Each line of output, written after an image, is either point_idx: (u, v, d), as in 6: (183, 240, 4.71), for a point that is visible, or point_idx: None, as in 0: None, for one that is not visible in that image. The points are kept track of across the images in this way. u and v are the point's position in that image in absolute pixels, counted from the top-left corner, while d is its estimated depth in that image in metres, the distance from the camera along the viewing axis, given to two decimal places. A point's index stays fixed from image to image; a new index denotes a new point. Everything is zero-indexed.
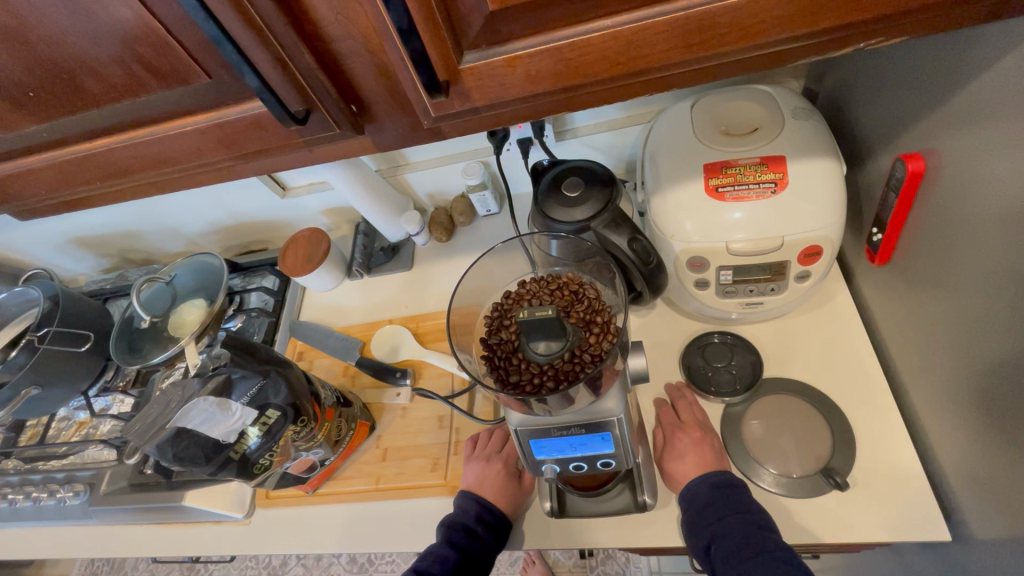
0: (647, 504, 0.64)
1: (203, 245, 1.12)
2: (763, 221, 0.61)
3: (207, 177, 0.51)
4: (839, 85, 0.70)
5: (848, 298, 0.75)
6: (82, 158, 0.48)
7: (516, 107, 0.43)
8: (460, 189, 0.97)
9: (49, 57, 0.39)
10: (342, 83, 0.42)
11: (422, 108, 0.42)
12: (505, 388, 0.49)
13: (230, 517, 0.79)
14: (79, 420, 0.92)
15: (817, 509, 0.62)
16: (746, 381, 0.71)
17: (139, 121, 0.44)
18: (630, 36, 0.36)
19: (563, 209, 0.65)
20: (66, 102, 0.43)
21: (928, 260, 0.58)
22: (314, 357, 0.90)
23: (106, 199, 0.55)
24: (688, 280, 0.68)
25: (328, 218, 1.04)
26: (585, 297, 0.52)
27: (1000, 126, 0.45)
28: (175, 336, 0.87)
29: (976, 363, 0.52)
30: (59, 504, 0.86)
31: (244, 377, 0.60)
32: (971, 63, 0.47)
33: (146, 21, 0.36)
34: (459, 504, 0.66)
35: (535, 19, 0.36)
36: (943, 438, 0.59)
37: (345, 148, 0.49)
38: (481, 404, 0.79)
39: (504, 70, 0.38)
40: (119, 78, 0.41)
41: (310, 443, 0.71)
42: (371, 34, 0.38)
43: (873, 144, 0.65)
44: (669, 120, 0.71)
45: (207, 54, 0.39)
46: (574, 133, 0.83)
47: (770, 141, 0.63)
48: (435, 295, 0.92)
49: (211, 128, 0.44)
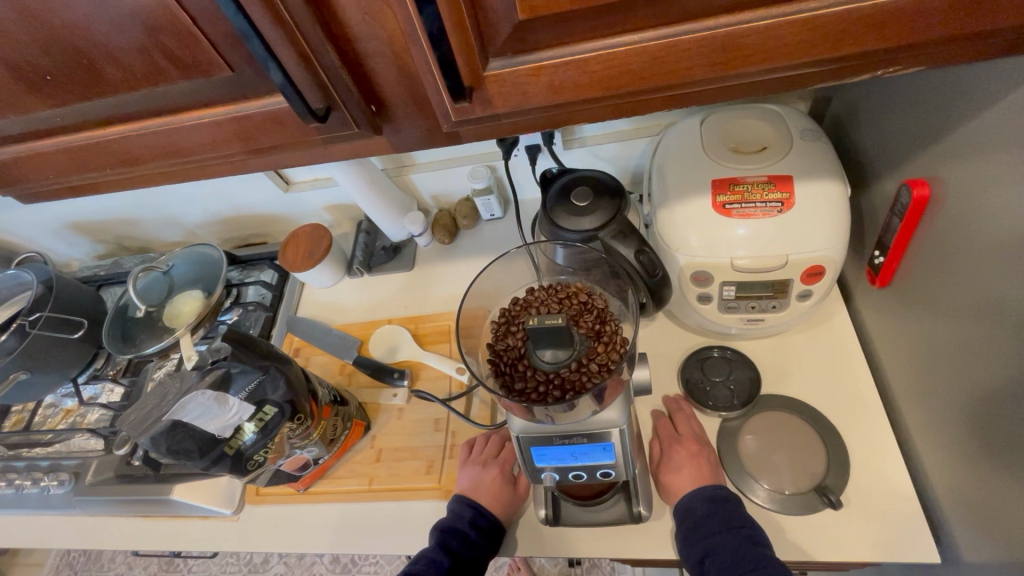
0: (642, 515, 0.64)
1: (201, 236, 1.11)
2: (767, 239, 0.61)
3: (219, 170, 0.51)
4: (846, 108, 0.71)
5: (846, 318, 0.76)
6: (95, 145, 0.47)
7: (536, 115, 0.43)
8: (465, 192, 0.98)
9: (71, 43, 0.39)
10: (364, 83, 0.42)
11: (443, 112, 0.42)
12: (509, 394, 0.49)
13: (219, 512, 0.78)
14: (66, 408, 0.91)
15: (810, 528, 0.62)
16: (744, 396, 0.71)
17: (156, 111, 0.44)
18: (655, 52, 0.37)
19: (572, 217, 0.66)
20: (83, 88, 0.43)
21: (928, 284, 0.59)
22: (311, 353, 0.90)
23: (114, 186, 0.54)
24: (690, 294, 0.68)
25: (330, 215, 1.03)
26: (594, 307, 0.53)
27: (1004, 160, 0.46)
28: (171, 327, 0.86)
29: (973, 389, 0.53)
30: (42, 492, 0.84)
31: (244, 372, 0.59)
32: (979, 96, 0.48)
33: (172, 11, 0.36)
34: (454, 509, 0.66)
35: (562, 31, 0.36)
36: (936, 461, 0.60)
37: (361, 148, 0.49)
38: (478, 408, 0.79)
39: (528, 78, 0.38)
40: (140, 68, 0.40)
41: (305, 441, 0.70)
42: (398, 36, 0.38)
43: (878, 168, 0.66)
44: (680, 134, 0.72)
45: (230, 45, 0.38)
46: (582, 142, 0.84)
47: (778, 161, 0.64)
48: (436, 296, 0.92)
49: (229, 120, 0.44)
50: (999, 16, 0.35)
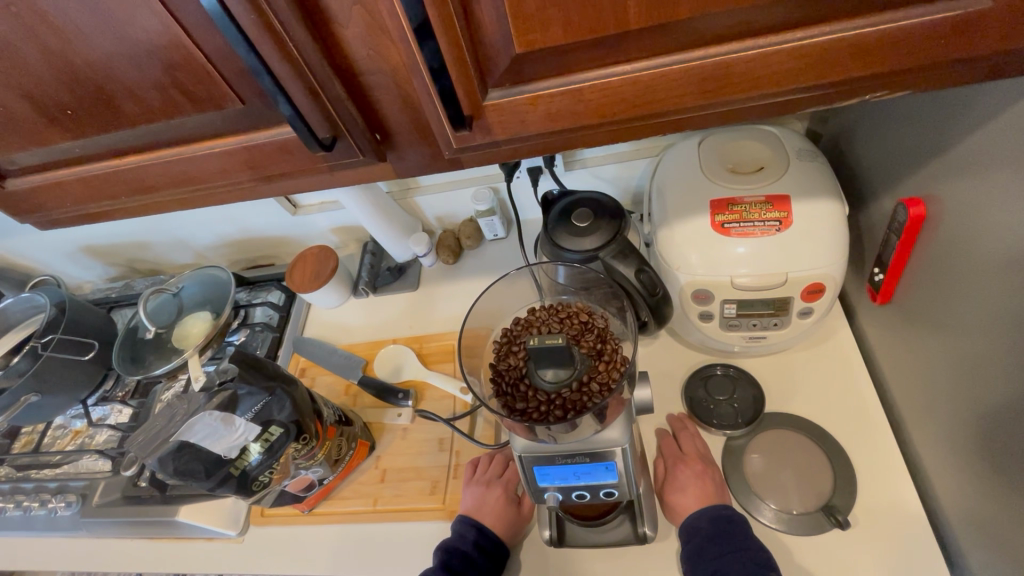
0: (647, 536, 0.64)
1: (210, 258, 1.13)
2: (766, 258, 0.62)
3: (228, 197, 0.53)
4: (843, 129, 0.72)
5: (849, 335, 0.76)
6: (111, 173, 0.49)
7: (535, 142, 0.44)
8: (469, 213, 0.99)
9: (91, 79, 0.41)
10: (368, 113, 0.44)
11: (445, 140, 0.44)
12: (511, 414, 0.49)
13: (224, 534, 0.78)
14: (75, 429, 0.92)
15: (820, 549, 0.61)
16: (748, 415, 0.71)
17: (170, 142, 0.46)
18: (648, 81, 0.38)
19: (572, 238, 0.67)
20: (101, 121, 0.44)
21: (928, 301, 0.59)
22: (316, 374, 0.91)
23: (127, 213, 0.56)
24: (692, 312, 0.69)
25: (337, 236, 1.05)
26: (595, 327, 0.54)
27: (999, 179, 0.47)
28: (179, 348, 0.88)
29: (978, 407, 0.53)
30: (49, 515, 0.85)
31: (250, 393, 0.60)
32: (972, 117, 0.49)
33: (188, 49, 0.38)
34: (457, 529, 0.66)
35: (558, 62, 0.38)
36: (944, 480, 0.59)
37: (366, 174, 0.50)
38: (482, 428, 0.79)
39: (526, 107, 0.40)
40: (156, 101, 0.42)
41: (310, 461, 0.70)
42: (401, 69, 0.40)
43: (876, 187, 0.66)
44: (677, 156, 0.73)
45: (241, 79, 0.40)
46: (583, 164, 0.85)
47: (774, 180, 0.65)
48: (440, 316, 0.93)
49: (239, 150, 0.46)
50: (982, 43, 0.36)
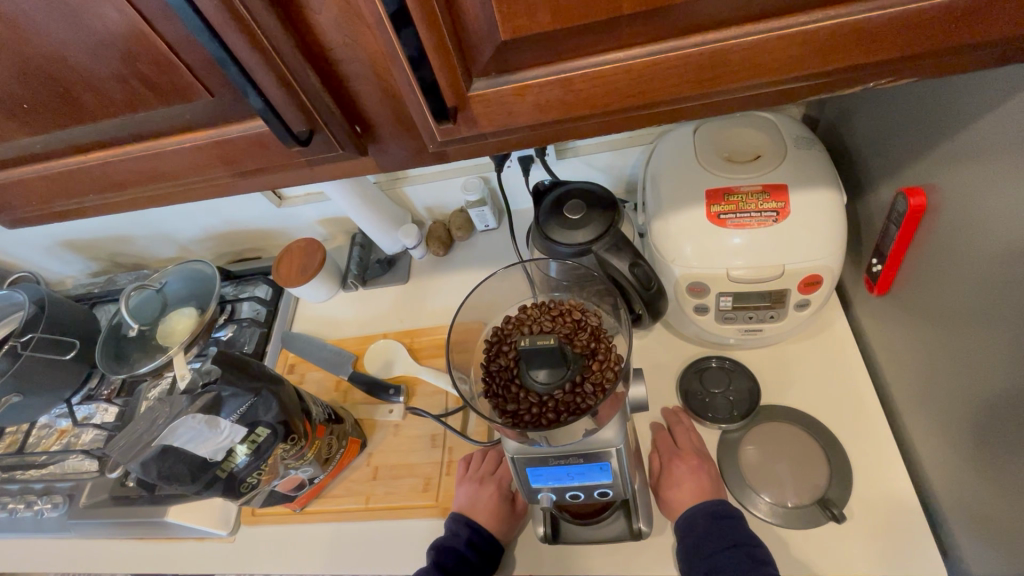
0: (642, 531, 0.62)
1: (194, 251, 1.10)
2: (763, 249, 0.60)
3: (205, 193, 0.50)
4: (841, 114, 0.70)
5: (846, 325, 0.75)
6: (76, 171, 0.46)
7: (523, 134, 0.42)
8: (459, 203, 0.97)
9: (48, 71, 0.38)
10: (346, 104, 0.41)
11: (429, 133, 0.41)
12: (503, 417, 0.48)
13: (215, 534, 0.77)
14: (60, 428, 0.90)
15: (815, 542, 0.61)
16: (743, 408, 0.70)
17: (136, 136, 0.43)
18: (641, 70, 0.36)
19: (564, 231, 0.65)
20: (61, 115, 0.42)
21: (926, 293, 0.58)
22: (306, 370, 0.89)
23: (96, 211, 0.53)
24: (687, 305, 0.68)
25: (324, 228, 1.03)
26: (588, 325, 0.52)
27: (1000, 171, 0.45)
28: (163, 346, 0.86)
29: (975, 400, 0.52)
30: (36, 516, 0.83)
31: (235, 395, 0.58)
32: (974, 106, 0.47)
33: (146, 37, 0.36)
34: (450, 527, 0.65)
35: (547, 49, 0.36)
36: (940, 474, 0.59)
37: (347, 169, 0.48)
38: (475, 424, 0.78)
39: (513, 98, 0.38)
40: (118, 94, 0.40)
41: (300, 461, 0.69)
42: (379, 57, 0.37)
43: (874, 175, 0.65)
44: (672, 144, 0.71)
45: (208, 71, 0.38)
46: (575, 151, 0.83)
47: (772, 169, 0.63)
48: (432, 310, 0.91)
49: (211, 145, 0.43)
50: (992, 28, 0.34)
